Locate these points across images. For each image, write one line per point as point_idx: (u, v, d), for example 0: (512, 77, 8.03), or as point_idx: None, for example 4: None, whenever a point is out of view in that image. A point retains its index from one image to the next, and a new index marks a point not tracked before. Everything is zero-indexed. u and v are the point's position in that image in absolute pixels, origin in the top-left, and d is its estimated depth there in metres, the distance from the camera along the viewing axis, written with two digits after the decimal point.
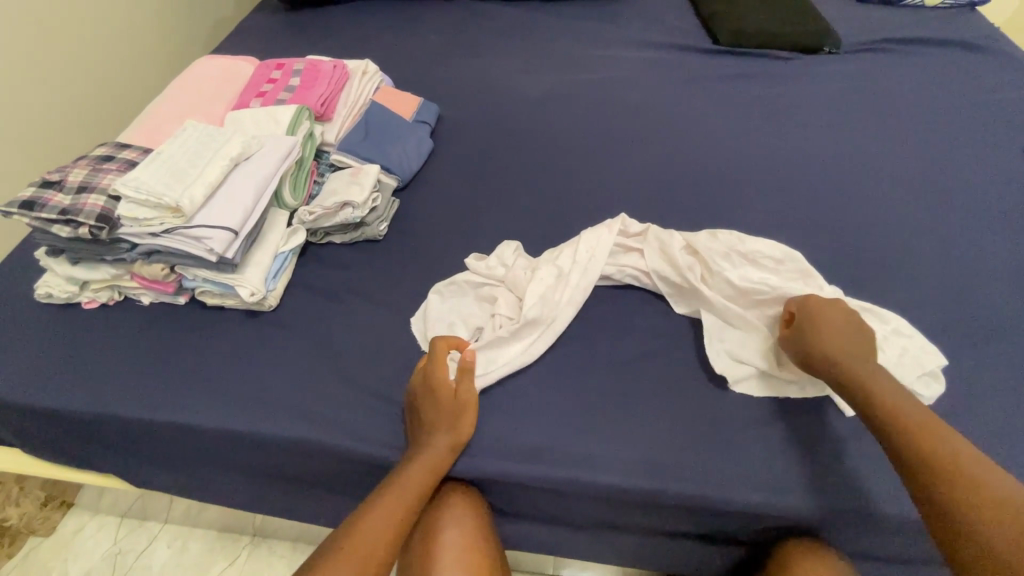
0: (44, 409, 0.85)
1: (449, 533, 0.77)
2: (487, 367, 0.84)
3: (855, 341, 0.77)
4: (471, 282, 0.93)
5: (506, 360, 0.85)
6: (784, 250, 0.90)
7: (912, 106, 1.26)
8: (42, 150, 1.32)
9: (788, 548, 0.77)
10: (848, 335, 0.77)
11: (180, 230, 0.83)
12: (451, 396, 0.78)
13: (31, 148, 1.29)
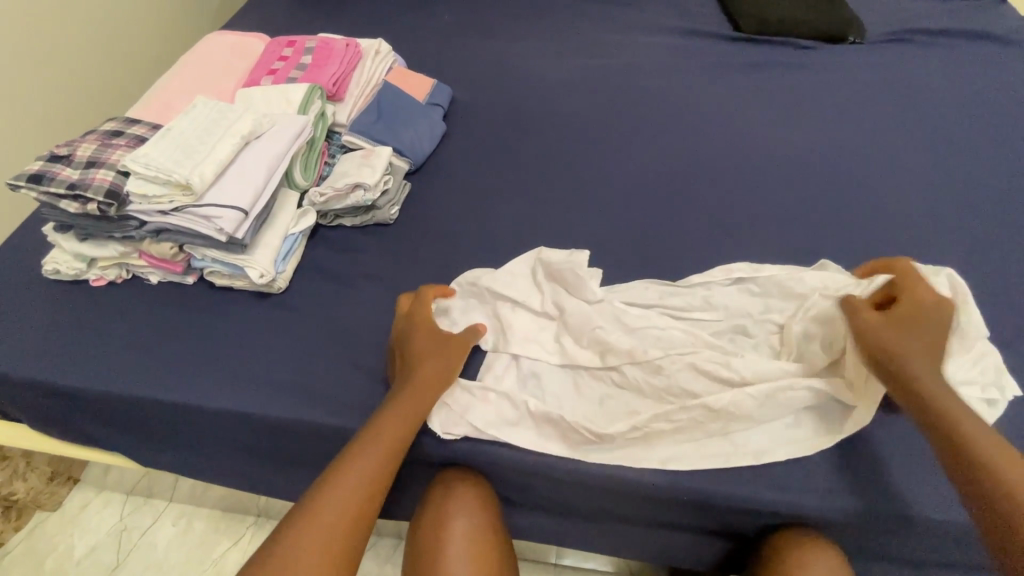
0: (52, 386, 0.85)
1: (458, 522, 0.76)
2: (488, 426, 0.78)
3: (935, 341, 0.70)
4: (492, 292, 0.89)
5: (494, 423, 0.78)
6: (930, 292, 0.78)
7: (938, 99, 1.22)
8: (44, 129, 1.28)
9: (776, 543, 0.76)
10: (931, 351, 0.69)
11: (189, 209, 0.82)
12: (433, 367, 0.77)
13: (45, 124, 1.29)
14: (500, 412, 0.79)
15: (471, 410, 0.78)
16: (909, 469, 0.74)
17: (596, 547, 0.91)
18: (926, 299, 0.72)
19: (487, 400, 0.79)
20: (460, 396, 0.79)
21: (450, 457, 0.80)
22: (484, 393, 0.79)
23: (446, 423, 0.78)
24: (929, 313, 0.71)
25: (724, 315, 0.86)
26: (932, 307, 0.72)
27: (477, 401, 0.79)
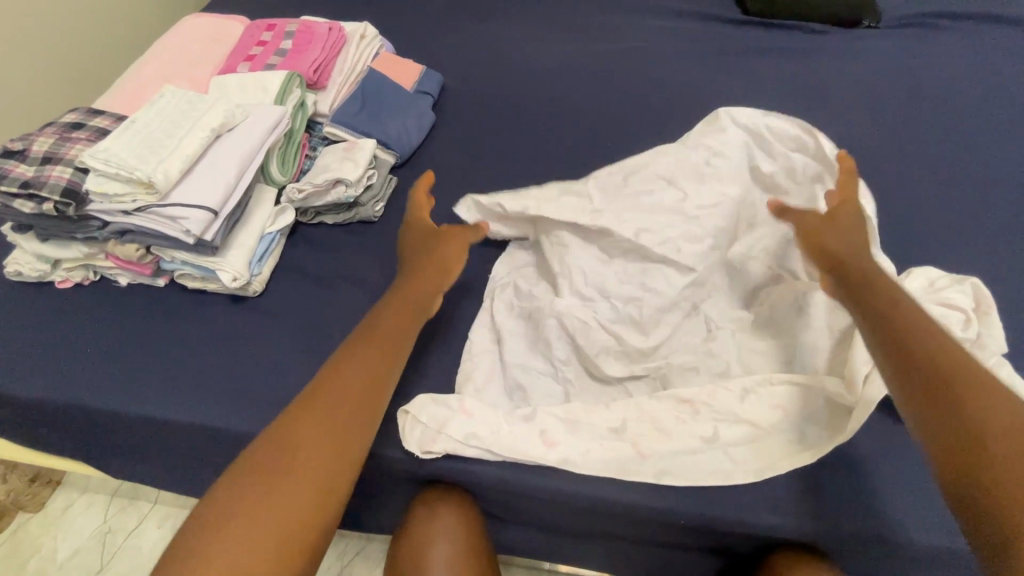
0: (14, 396, 0.80)
1: (442, 545, 0.72)
2: (466, 441, 0.72)
3: (856, 241, 0.74)
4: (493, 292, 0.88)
5: (473, 435, 0.72)
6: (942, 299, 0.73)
7: (958, 89, 1.15)
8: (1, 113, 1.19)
9: (775, 564, 0.72)
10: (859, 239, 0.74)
11: (153, 208, 0.76)
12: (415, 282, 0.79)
13: (24, 108, 1.23)
14: (478, 421, 0.73)
15: (450, 424, 0.73)
16: (924, 493, 0.69)
17: (588, 562, 0.87)
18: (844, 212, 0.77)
19: (466, 410, 0.74)
20: (434, 409, 0.74)
21: (434, 474, 0.76)
22: (464, 403, 0.74)
23: (424, 440, 0.73)
24: (846, 218, 0.76)
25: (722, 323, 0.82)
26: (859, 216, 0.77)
27: (455, 413, 0.74)
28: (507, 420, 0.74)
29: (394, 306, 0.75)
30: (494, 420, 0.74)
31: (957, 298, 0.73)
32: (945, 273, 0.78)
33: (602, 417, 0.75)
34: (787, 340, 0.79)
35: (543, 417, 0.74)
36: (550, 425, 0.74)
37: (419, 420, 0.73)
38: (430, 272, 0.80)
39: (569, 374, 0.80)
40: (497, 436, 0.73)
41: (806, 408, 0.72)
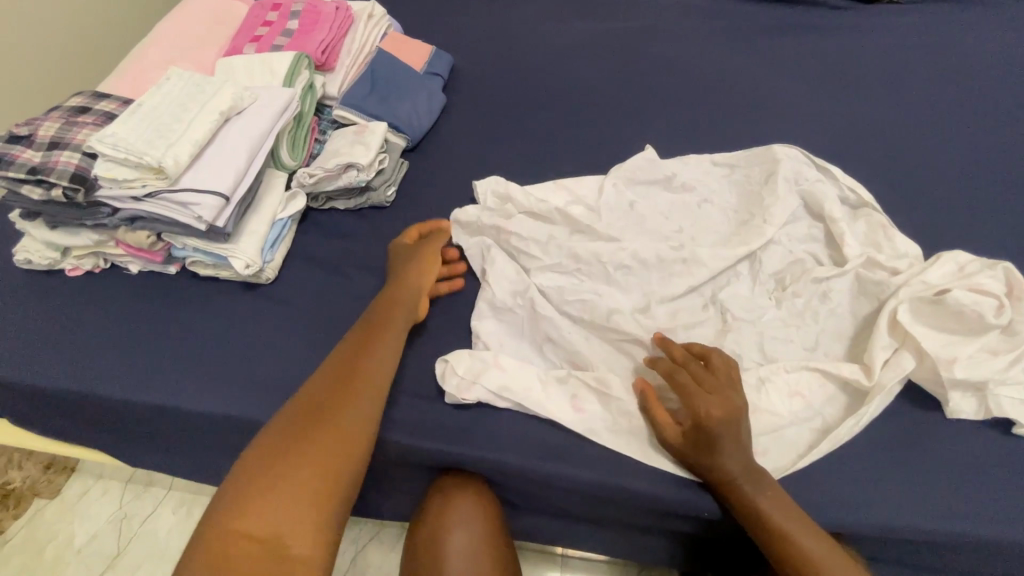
0: (29, 385, 0.80)
1: (458, 535, 0.71)
2: (499, 394, 0.75)
3: (730, 439, 0.65)
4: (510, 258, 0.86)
5: (508, 391, 0.75)
6: (974, 284, 0.71)
7: (982, 67, 1.11)
8: (7, 98, 1.17)
9: None
10: (732, 436, 0.65)
11: (163, 194, 0.75)
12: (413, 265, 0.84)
13: (32, 86, 1.21)
14: (512, 378, 0.76)
15: (484, 375, 0.75)
16: (952, 482, 0.68)
17: (604, 550, 0.86)
18: (709, 411, 0.65)
19: (500, 365, 0.76)
20: (468, 359, 0.77)
21: (452, 463, 0.75)
22: (498, 357, 0.77)
23: (458, 389, 0.75)
24: (716, 423, 0.64)
25: (739, 307, 0.80)
26: (724, 390, 0.68)
27: (490, 365, 0.76)
28: (541, 382, 0.76)
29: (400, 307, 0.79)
30: (524, 377, 0.76)
31: (988, 284, 0.71)
32: (974, 257, 0.76)
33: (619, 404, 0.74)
34: (809, 326, 0.78)
35: (575, 382, 0.76)
36: (582, 392, 0.75)
37: (458, 370, 0.76)
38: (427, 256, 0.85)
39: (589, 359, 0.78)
40: (529, 395, 0.75)
41: (822, 393, 0.72)
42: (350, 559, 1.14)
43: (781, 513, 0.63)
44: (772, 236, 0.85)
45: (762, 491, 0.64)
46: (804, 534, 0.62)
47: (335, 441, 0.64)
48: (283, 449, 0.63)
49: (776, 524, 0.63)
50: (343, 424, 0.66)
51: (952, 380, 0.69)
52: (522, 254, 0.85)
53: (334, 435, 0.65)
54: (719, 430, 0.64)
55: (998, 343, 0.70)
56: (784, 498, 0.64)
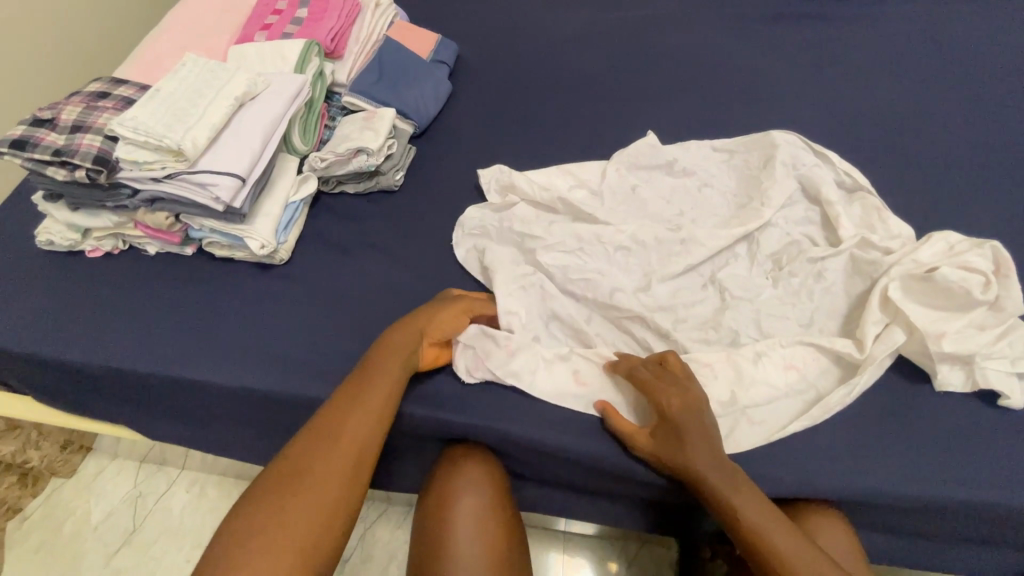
0: (53, 361, 0.83)
1: (466, 501, 0.73)
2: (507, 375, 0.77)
3: (696, 432, 0.67)
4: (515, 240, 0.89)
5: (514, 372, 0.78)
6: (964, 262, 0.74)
7: (978, 54, 1.13)
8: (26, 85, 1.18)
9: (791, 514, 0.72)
10: (698, 430, 0.67)
11: (182, 175, 0.77)
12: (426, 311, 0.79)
13: (47, 74, 1.22)
14: (519, 361, 0.78)
15: (494, 359, 0.77)
16: (939, 450, 0.71)
17: (606, 522, 0.89)
18: (670, 403, 0.69)
19: (510, 349, 0.78)
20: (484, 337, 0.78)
21: (462, 434, 0.78)
22: (510, 342, 0.78)
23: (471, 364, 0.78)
24: (678, 414, 0.68)
25: (737, 286, 0.83)
26: (682, 385, 0.71)
27: (500, 349, 0.78)
28: (546, 361, 0.79)
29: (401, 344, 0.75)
30: (530, 359, 0.79)
31: (976, 262, 0.74)
32: (963, 236, 0.79)
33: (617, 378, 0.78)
34: (804, 304, 0.81)
35: (577, 358, 0.79)
36: (583, 367, 0.79)
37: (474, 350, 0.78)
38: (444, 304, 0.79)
39: (592, 336, 0.81)
40: (533, 375, 0.78)
41: (816, 366, 0.75)
42: (359, 535, 1.18)
43: (759, 511, 0.64)
44: (769, 218, 0.88)
45: (735, 489, 0.65)
46: (778, 532, 0.63)
47: (321, 491, 0.62)
48: (267, 502, 0.61)
49: (754, 524, 0.64)
50: (330, 473, 0.64)
51: (940, 354, 0.72)
52: (526, 237, 0.88)
53: (315, 491, 0.62)
54: (685, 421, 0.68)
55: (985, 319, 0.73)
56: (758, 494, 0.66)
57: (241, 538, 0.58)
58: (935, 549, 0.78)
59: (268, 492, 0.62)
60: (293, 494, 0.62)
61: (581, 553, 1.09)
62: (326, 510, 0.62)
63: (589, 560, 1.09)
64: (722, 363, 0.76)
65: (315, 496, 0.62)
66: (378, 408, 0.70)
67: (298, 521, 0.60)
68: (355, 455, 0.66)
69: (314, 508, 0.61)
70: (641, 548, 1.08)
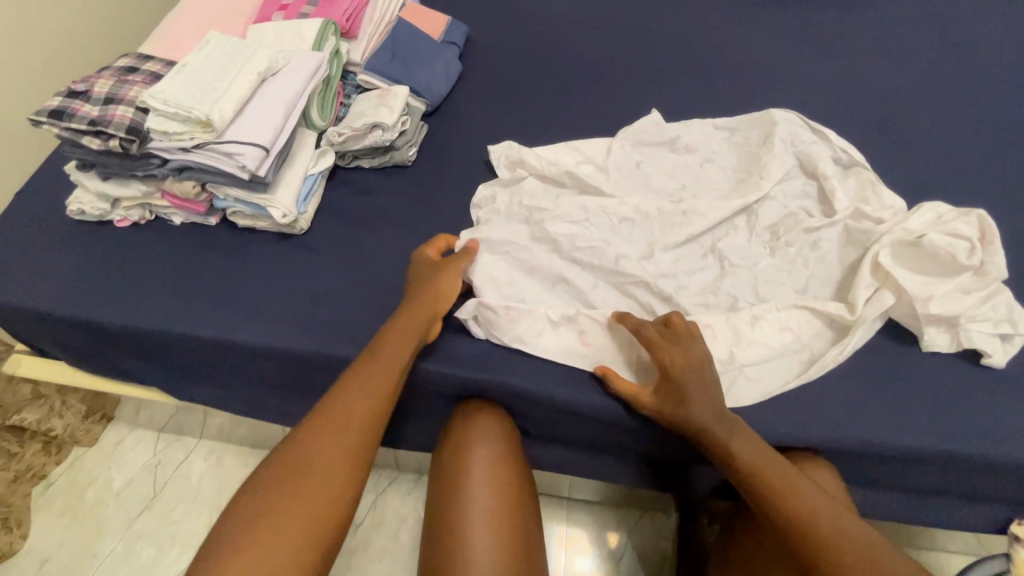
0: (87, 322, 0.87)
1: (479, 449, 0.78)
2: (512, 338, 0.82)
3: (697, 385, 0.71)
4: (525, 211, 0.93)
5: (519, 335, 0.82)
6: (951, 229, 0.78)
7: (978, 33, 1.15)
8: (65, 54, 1.18)
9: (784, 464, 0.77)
10: (699, 382, 0.71)
11: (210, 145, 0.82)
12: (428, 287, 0.80)
13: None
14: (521, 325, 0.82)
15: (499, 324, 0.82)
16: (924, 405, 0.76)
17: (610, 479, 0.94)
18: (672, 361, 0.72)
19: (513, 315, 0.82)
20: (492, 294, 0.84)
21: (475, 391, 0.83)
22: (509, 310, 0.82)
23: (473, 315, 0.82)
24: (680, 371, 0.72)
25: (736, 255, 0.87)
26: (685, 344, 0.74)
27: (504, 316, 0.82)
28: (551, 325, 0.83)
29: (398, 323, 0.77)
30: (535, 323, 0.82)
31: (963, 229, 0.78)
32: (952, 207, 0.83)
33: (621, 336, 0.82)
34: (800, 271, 0.85)
35: (583, 321, 0.83)
36: (589, 327, 0.83)
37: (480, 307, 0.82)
38: (446, 279, 0.81)
39: (597, 301, 0.86)
40: (539, 337, 0.83)
41: (810, 328, 0.80)
42: (370, 503, 1.22)
43: (756, 455, 0.69)
44: (768, 192, 0.92)
45: (734, 434, 0.70)
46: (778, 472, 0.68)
47: (328, 474, 0.65)
48: (275, 485, 0.63)
49: (750, 465, 0.69)
50: (337, 457, 0.66)
51: (927, 315, 0.76)
52: (534, 210, 0.92)
53: (317, 468, 0.65)
54: (685, 376, 0.71)
55: (970, 283, 0.77)
56: (755, 438, 0.71)
57: (250, 520, 0.60)
58: (919, 501, 0.83)
59: (275, 475, 0.64)
60: (299, 478, 0.64)
61: (581, 529, 1.13)
62: (333, 492, 0.64)
63: (589, 535, 1.13)
64: (720, 324, 0.80)
65: (322, 478, 0.64)
66: (380, 391, 0.71)
67: (305, 503, 0.62)
68: (359, 439, 0.68)
69: (321, 490, 0.63)
70: (642, 515, 1.13)
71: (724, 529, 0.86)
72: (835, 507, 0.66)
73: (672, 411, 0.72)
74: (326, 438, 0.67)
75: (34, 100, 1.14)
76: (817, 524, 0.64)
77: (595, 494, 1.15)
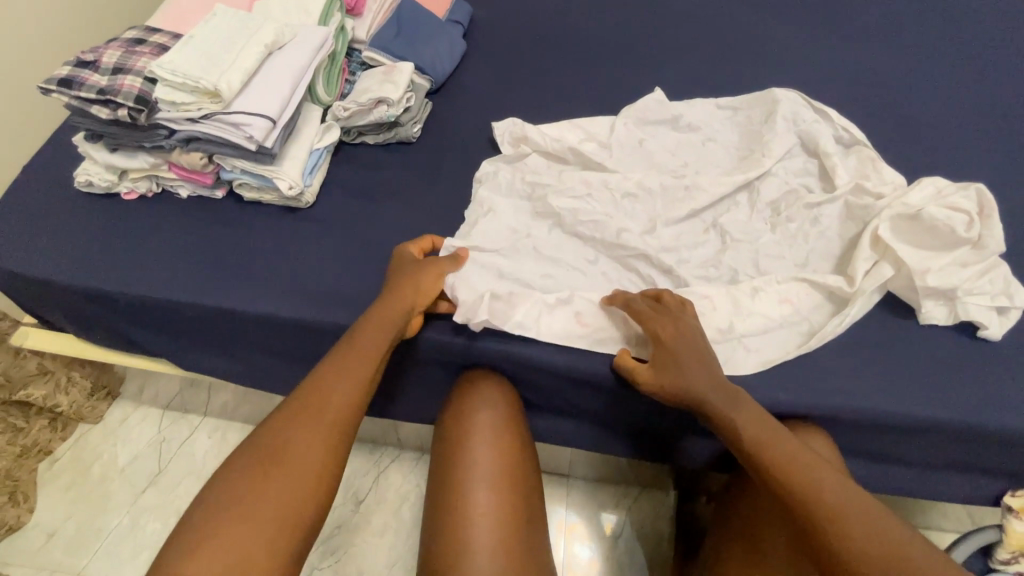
0: (96, 291, 0.88)
1: (481, 415, 0.80)
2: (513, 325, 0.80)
3: (691, 357, 0.72)
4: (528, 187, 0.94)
5: (518, 323, 0.80)
6: (950, 203, 0.79)
7: (980, 15, 1.15)
8: (68, 24, 1.18)
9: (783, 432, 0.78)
10: (694, 355, 0.72)
11: (218, 116, 0.83)
12: (409, 281, 0.78)
13: None
14: (520, 311, 0.81)
15: (498, 311, 0.80)
16: (921, 375, 0.77)
17: (610, 450, 0.96)
18: (663, 331, 0.74)
19: (512, 301, 0.81)
20: (483, 282, 0.83)
21: (478, 360, 0.84)
22: (508, 295, 0.81)
23: (469, 311, 0.79)
24: (672, 341, 0.73)
25: (736, 230, 0.88)
26: (677, 315, 0.75)
27: (503, 304, 0.81)
28: (547, 307, 0.82)
29: (377, 313, 0.75)
30: (532, 310, 0.81)
31: (962, 202, 0.79)
32: (951, 182, 0.84)
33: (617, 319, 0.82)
34: (800, 247, 0.86)
35: (578, 301, 0.82)
36: (584, 308, 0.82)
37: (484, 303, 0.79)
38: (427, 274, 0.79)
39: (598, 275, 0.87)
40: (536, 324, 0.81)
41: (811, 300, 0.81)
42: (372, 480, 1.23)
43: (754, 427, 0.69)
44: (768, 170, 0.93)
45: (732, 402, 0.71)
46: (779, 441, 0.68)
47: (301, 469, 0.63)
48: (247, 479, 0.62)
49: (749, 437, 0.69)
50: (311, 452, 0.65)
51: (925, 288, 0.77)
52: (537, 187, 0.93)
53: (297, 458, 0.64)
54: (677, 347, 0.73)
55: (969, 256, 0.78)
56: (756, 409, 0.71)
57: (220, 512, 0.59)
58: (915, 472, 0.85)
59: (248, 469, 0.63)
60: (278, 467, 0.63)
61: (579, 515, 1.14)
62: (306, 489, 0.63)
63: (587, 514, 1.14)
64: (720, 296, 0.81)
65: (297, 473, 0.63)
66: (358, 381, 0.71)
67: (282, 493, 0.61)
68: (336, 431, 0.67)
69: (293, 487, 0.62)
70: (641, 494, 1.14)
71: (720, 502, 0.88)
72: (839, 477, 0.65)
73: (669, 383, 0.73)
74: (307, 428, 0.66)
75: (41, 71, 1.14)
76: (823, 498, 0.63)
77: (594, 471, 1.17)
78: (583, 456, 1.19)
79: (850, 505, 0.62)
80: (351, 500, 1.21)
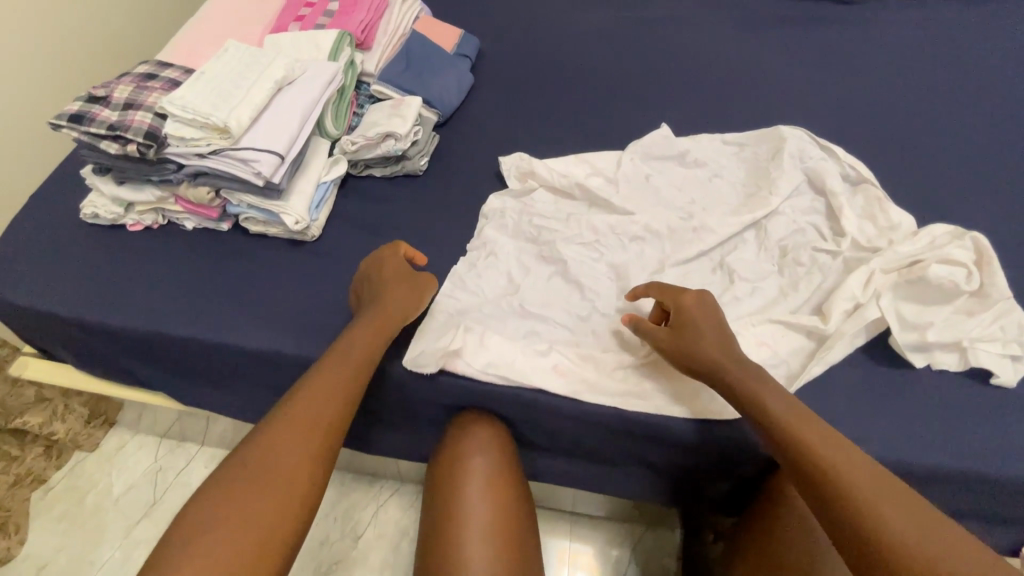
0: (97, 324, 0.87)
1: (475, 464, 0.78)
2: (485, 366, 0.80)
3: (712, 334, 0.73)
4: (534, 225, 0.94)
5: (492, 364, 0.80)
6: (943, 254, 0.79)
7: (983, 56, 1.16)
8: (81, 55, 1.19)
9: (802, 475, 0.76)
10: (716, 333, 0.73)
11: (226, 152, 0.83)
12: (397, 294, 0.80)
13: None
14: (496, 353, 0.81)
15: (472, 352, 0.80)
16: (936, 422, 0.75)
17: (616, 490, 0.94)
18: (684, 301, 0.76)
19: (486, 342, 0.81)
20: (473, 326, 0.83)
21: (483, 399, 0.83)
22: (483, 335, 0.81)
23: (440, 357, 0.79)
24: (692, 313, 0.74)
25: (743, 269, 0.88)
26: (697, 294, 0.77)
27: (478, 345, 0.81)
28: (524, 353, 0.81)
29: (365, 323, 0.77)
30: (507, 352, 0.81)
31: (956, 254, 0.79)
32: (946, 230, 0.84)
33: (597, 368, 0.81)
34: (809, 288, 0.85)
35: (557, 354, 0.82)
36: (563, 359, 0.81)
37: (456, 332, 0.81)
38: (416, 288, 0.82)
39: (604, 314, 0.86)
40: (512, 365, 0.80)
41: (786, 344, 0.80)
42: (371, 515, 1.20)
43: (785, 407, 0.66)
44: (775, 209, 0.93)
45: (762, 387, 0.68)
46: (816, 434, 0.63)
47: (288, 478, 0.62)
48: (236, 486, 0.60)
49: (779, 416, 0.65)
50: (298, 462, 0.63)
51: (927, 344, 0.78)
52: (544, 229, 0.93)
53: (285, 466, 0.63)
54: (697, 317, 0.74)
55: (972, 305, 0.79)
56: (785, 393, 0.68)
57: (206, 520, 0.57)
58: None
59: (237, 476, 0.61)
60: (268, 475, 0.61)
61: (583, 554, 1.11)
62: (293, 498, 0.61)
63: (591, 553, 1.11)
64: None
65: (286, 481, 0.61)
66: (346, 388, 0.71)
67: (270, 500, 0.60)
68: (325, 440, 0.66)
69: (287, 491, 0.61)
70: (647, 531, 1.12)
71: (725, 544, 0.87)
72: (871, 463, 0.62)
73: (688, 355, 0.73)
74: (296, 436, 0.65)
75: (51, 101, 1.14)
76: (857, 487, 0.59)
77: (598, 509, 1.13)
78: (585, 494, 1.11)
79: (884, 508, 0.57)
80: (350, 535, 1.18)
